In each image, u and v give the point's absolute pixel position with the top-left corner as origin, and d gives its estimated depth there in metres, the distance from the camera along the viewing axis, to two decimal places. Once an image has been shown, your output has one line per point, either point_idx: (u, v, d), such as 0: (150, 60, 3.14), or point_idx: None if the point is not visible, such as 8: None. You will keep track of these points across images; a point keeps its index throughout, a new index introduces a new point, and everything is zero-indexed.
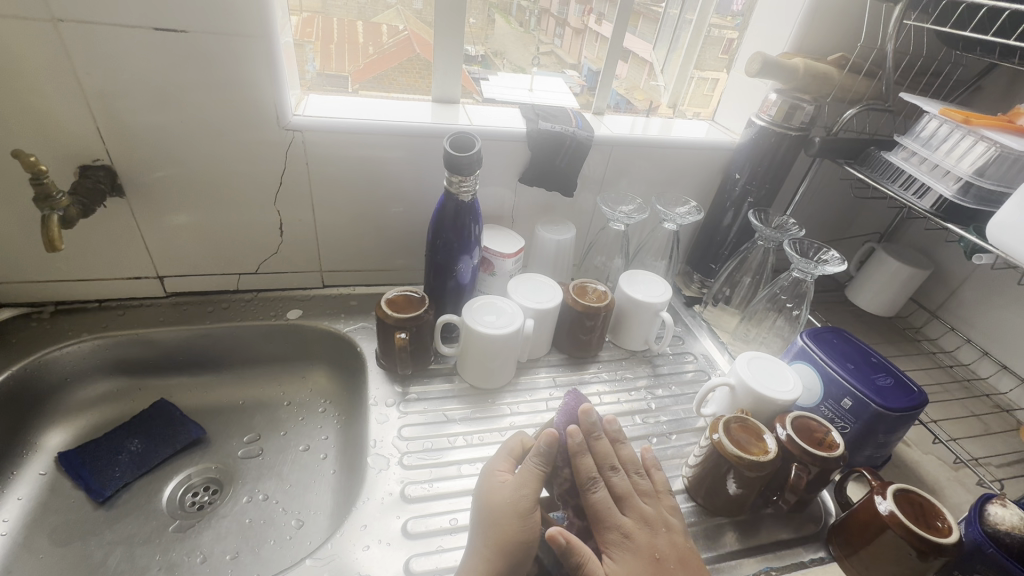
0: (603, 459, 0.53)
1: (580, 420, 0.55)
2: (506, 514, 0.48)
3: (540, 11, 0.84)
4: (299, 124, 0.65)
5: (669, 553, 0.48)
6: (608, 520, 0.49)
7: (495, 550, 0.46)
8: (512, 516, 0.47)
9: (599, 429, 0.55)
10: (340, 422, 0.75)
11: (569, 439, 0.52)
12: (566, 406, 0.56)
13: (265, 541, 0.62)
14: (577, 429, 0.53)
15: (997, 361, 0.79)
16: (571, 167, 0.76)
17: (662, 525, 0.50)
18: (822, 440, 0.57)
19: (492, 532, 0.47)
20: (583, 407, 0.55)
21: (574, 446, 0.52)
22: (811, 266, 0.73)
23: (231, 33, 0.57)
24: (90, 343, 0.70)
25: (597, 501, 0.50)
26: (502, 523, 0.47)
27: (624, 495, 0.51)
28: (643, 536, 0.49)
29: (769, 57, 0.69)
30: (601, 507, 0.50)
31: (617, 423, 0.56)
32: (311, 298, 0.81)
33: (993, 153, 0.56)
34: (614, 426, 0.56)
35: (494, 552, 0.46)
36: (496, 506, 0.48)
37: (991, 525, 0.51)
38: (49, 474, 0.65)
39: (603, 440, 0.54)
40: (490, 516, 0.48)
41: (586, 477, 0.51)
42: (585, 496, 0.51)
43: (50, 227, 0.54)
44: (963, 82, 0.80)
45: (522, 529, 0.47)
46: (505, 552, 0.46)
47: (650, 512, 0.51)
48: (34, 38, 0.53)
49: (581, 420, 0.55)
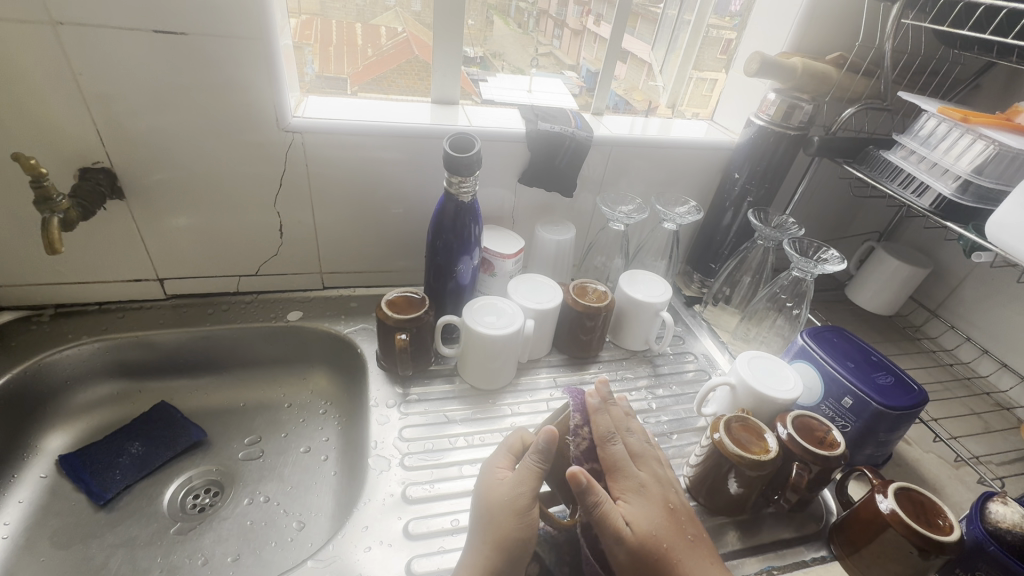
0: (620, 420, 0.53)
1: (597, 387, 0.55)
2: (502, 512, 0.47)
3: (539, 12, 0.84)
4: (298, 126, 0.65)
5: (680, 506, 0.49)
6: (625, 470, 0.50)
7: (491, 548, 0.46)
8: (508, 515, 0.47)
9: (617, 397, 0.56)
10: (340, 423, 0.75)
11: (589, 400, 0.54)
12: (571, 401, 0.54)
13: (266, 543, 0.62)
14: (597, 391, 0.54)
15: (997, 359, 0.79)
16: (570, 167, 0.76)
17: (673, 484, 0.51)
18: (822, 438, 0.57)
19: (489, 529, 0.47)
20: (598, 378, 0.55)
21: (592, 407, 0.53)
22: (811, 265, 0.73)
23: (232, 35, 0.58)
24: (90, 346, 0.70)
25: (615, 453, 0.50)
26: (498, 520, 0.47)
27: (640, 452, 0.52)
28: (657, 489, 0.49)
29: (767, 57, 0.69)
30: (618, 461, 0.50)
31: (627, 401, 0.56)
32: (311, 300, 0.81)
33: (991, 151, 0.56)
34: (624, 401, 0.56)
35: (491, 550, 0.46)
36: (493, 502, 0.48)
37: (992, 523, 0.51)
38: (49, 477, 0.65)
39: (618, 407, 0.55)
40: (487, 513, 0.48)
41: (606, 432, 0.52)
42: (604, 449, 0.51)
43: (50, 230, 0.54)
44: (961, 81, 0.80)
45: (517, 527, 0.47)
46: (502, 550, 0.46)
47: (662, 471, 0.51)
48: (34, 41, 0.53)
49: (601, 385, 0.55)
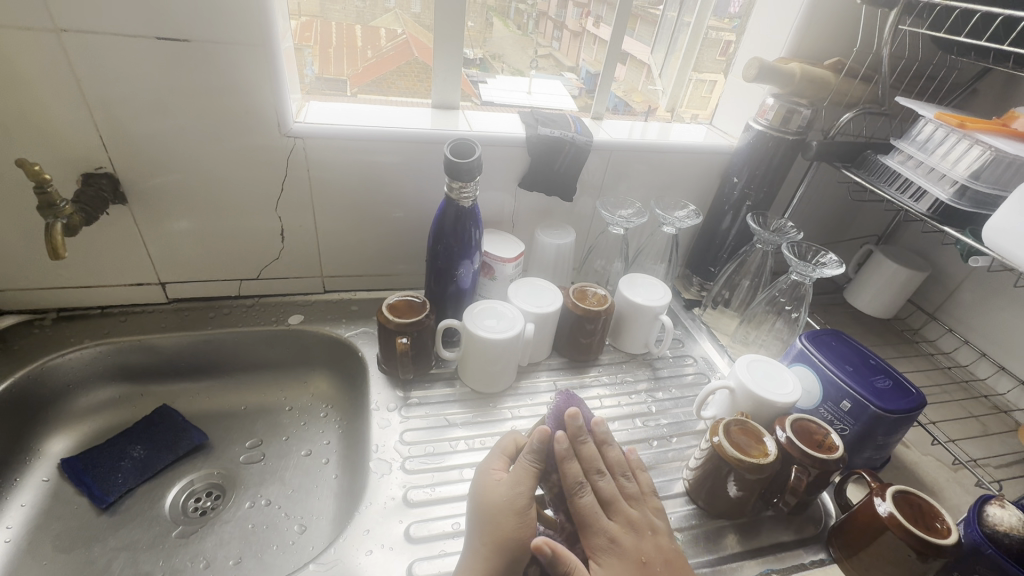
0: (589, 463, 0.52)
1: (567, 425, 0.53)
2: (501, 512, 0.48)
3: (538, 14, 0.85)
4: (299, 131, 0.66)
5: (655, 557, 0.48)
6: (595, 524, 0.49)
7: (491, 549, 0.46)
8: (506, 516, 0.48)
9: (585, 432, 0.53)
10: (341, 426, 0.75)
11: (557, 446, 0.51)
12: (557, 406, 0.56)
13: (268, 546, 0.62)
14: (565, 436, 0.51)
15: (995, 362, 0.79)
16: (570, 170, 0.76)
17: (648, 529, 0.50)
18: (821, 441, 0.58)
19: (489, 530, 0.47)
20: (570, 411, 0.53)
21: (561, 453, 0.51)
22: (810, 269, 0.73)
23: (234, 41, 0.58)
24: (91, 350, 0.70)
25: (585, 506, 0.49)
26: (496, 521, 0.48)
27: (610, 499, 0.51)
28: (630, 541, 0.48)
29: (766, 62, 0.70)
30: (588, 512, 0.49)
31: (605, 425, 0.55)
32: (312, 303, 0.81)
33: (988, 156, 0.56)
34: (602, 428, 0.55)
35: (491, 552, 0.46)
36: (491, 504, 0.48)
37: (990, 526, 0.52)
38: (51, 480, 0.65)
39: (589, 443, 0.53)
40: (486, 514, 0.48)
41: (574, 481, 0.50)
42: (572, 500, 0.50)
43: (53, 235, 0.54)
44: (958, 85, 0.81)
45: (517, 527, 0.47)
46: (502, 551, 0.46)
47: (636, 516, 0.50)
48: (35, 47, 0.53)
49: (569, 424, 0.53)
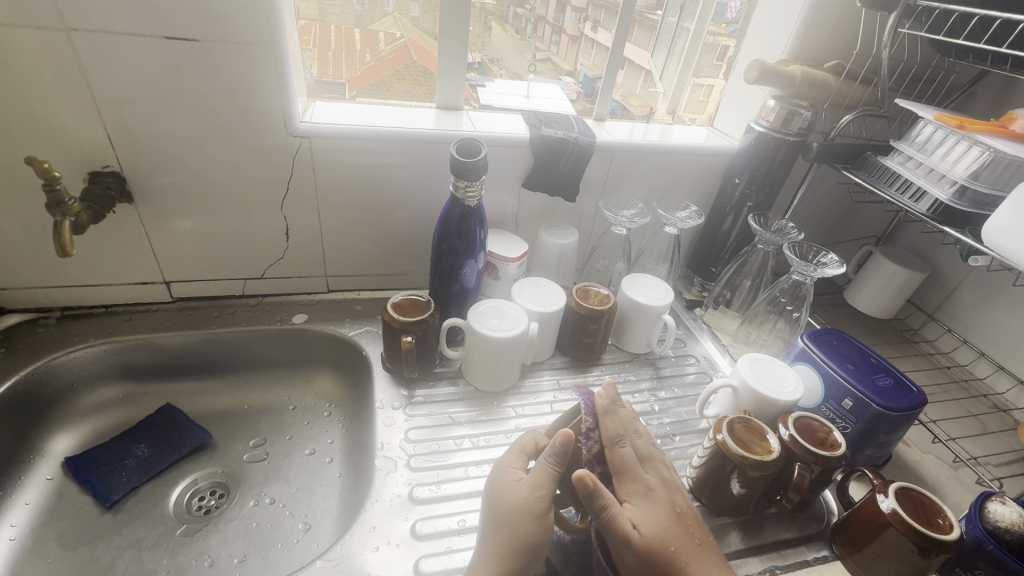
0: (627, 422, 0.54)
1: (603, 392, 0.55)
2: (520, 515, 0.48)
3: (536, 19, 0.85)
4: (306, 131, 0.66)
5: (687, 508, 0.50)
6: (634, 473, 0.50)
7: (507, 551, 0.46)
8: (527, 520, 0.47)
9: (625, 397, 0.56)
10: (345, 425, 0.75)
11: (598, 401, 0.54)
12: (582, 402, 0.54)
13: (272, 545, 0.62)
14: (605, 392, 0.54)
15: (994, 362, 0.80)
16: (573, 171, 0.77)
17: (679, 486, 0.52)
18: (824, 439, 0.58)
19: (506, 532, 0.47)
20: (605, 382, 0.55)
21: (602, 407, 0.53)
22: (811, 269, 0.74)
23: (242, 42, 0.58)
24: (96, 349, 0.70)
25: (624, 456, 0.51)
26: (515, 524, 0.47)
27: (647, 454, 0.52)
28: (664, 492, 0.50)
29: (767, 65, 0.70)
30: (626, 462, 0.51)
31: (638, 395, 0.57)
32: (316, 303, 0.81)
33: (987, 157, 0.57)
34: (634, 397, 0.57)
35: (507, 555, 0.46)
36: (511, 505, 0.48)
37: (991, 522, 0.52)
38: (55, 479, 0.65)
39: (625, 407, 0.55)
40: (504, 516, 0.48)
41: (614, 434, 0.52)
42: (611, 451, 0.51)
43: (62, 233, 0.54)
44: (956, 89, 0.82)
45: (539, 532, 0.47)
46: (518, 552, 0.46)
47: (669, 474, 0.52)
48: (45, 46, 0.54)
49: (607, 389, 0.55)
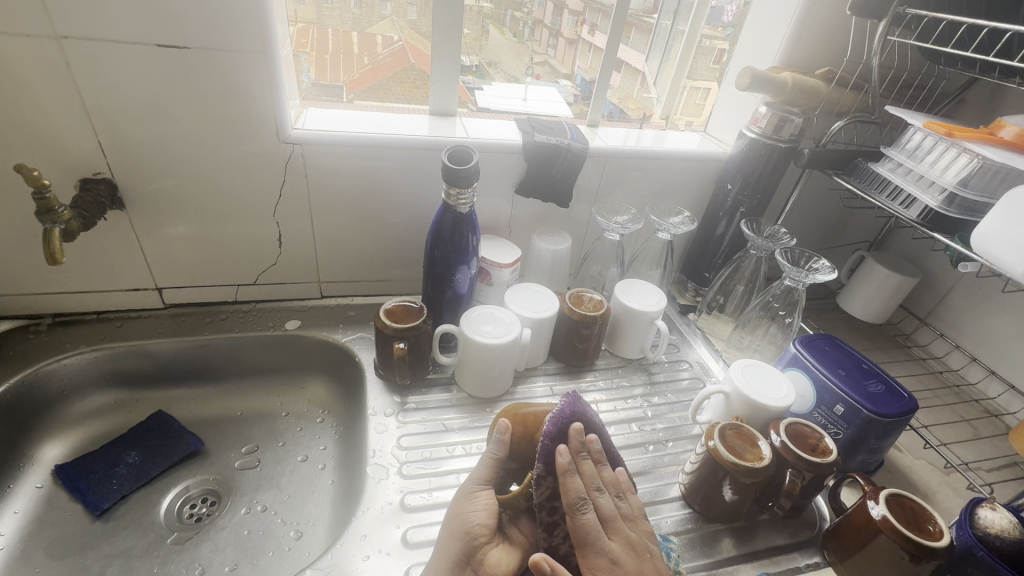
0: (591, 480, 0.49)
1: (568, 440, 0.50)
2: (460, 499, 0.49)
3: (533, 22, 0.86)
4: (298, 137, 0.66)
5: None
6: (597, 544, 0.45)
7: (448, 536, 0.47)
8: (458, 500, 0.49)
9: (587, 448, 0.51)
10: (338, 431, 0.75)
11: (557, 457, 0.49)
12: (562, 406, 0.52)
13: (263, 553, 0.62)
14: (565, 448, 0.49)
15: (986, 367, 0.80)
16: (566, 177, 0.77)
17: (647, 551, 0.47)
18: (815, 446, 0.58)
19: (450, 518, 0.48)
20: (575, 424, 0.50)
21: (562, 466, 0.48)
22: (802, 274, 0.73)
23: (232, 49, 0.58)
24: (88, 355, 0.70)
25: (586, 523, 0.46)
26: (459, 507, 0.49)
27: (611, 517, 0.48)
28: (631, 561, 0.45)
29: (758, 71, 0.71)
30: (587, 530, 0.46)
31: (601, 444, 0.51)
32: (309, 309, 0.81)
33: (975, 164, 0.57)
34: (597, 446, 0.51)
35: (447, 538, 0.47)
36: (457, 495, 0.50)
37: (981, 529, 0.52)
38: (45, 487, 0.64)
39: (589, 460, 0.50)
40: (455, 501, 0.50)
41: (575, 498, 0.47)
42: (573, 517, 0.46)
43: (51, 240, 0.54)
44: (947, 95, 0.82)
45: (475, 512, 0.48)
46: (456, 537, 0.46)
47: (635, 537, 0.47)
48: (35, 54, 0.54)
49: (571, 439, 0.50)
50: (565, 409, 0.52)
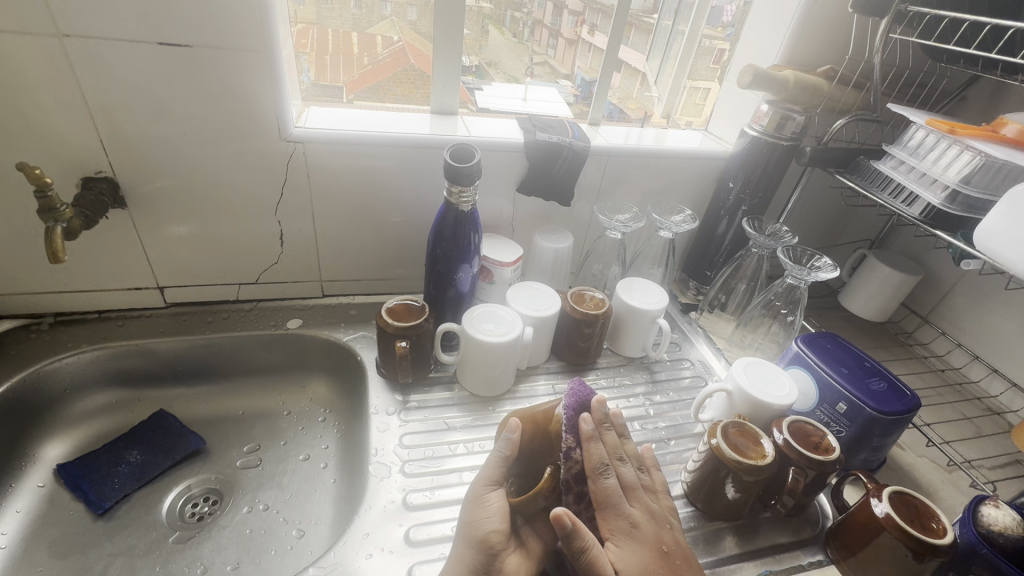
0: (613, 449, 0.51)
1: (593, 410, 0.52)
2: (473, 504, 0.48)
3: (533, 22, 0.86)
4: (300, 136, 0.66)
5: (674, 547, 0.48)
6: (619, 507, 0.48)
7: (466, 545, 0.46)
8: (469, 506, 0.48)
9: (610, 420, 0.53)
10: (339, 430, 0.75)
11: (582, 425, 0.50)
12: (571, 395, 0.52)
13: (266, 551, 0.62)
14: (590, 417, 0.50)
15: (987, 365, 0.80)
16: (568, 175, 0.77)
17: (666, 521, 0.50)
18: (818, 443, 0.58)
19: (467, 526, 0.47)
20: (598, 396, 0.52)
21: (587, 433, 0.50)
22: (804, 272, 0.73)
23: (236, 47, 0.58)
24: (89, 354, 0.70)
25: (609, 488, 0.48)
26: (475, 512, 0.48)
27: (632, 485, 0.50)
28: (650, 527, 0.48)
29: (759, 70, 0.71)
30: (610, 494, 0.48)
31: (623, 418, 0.54)
32: (310, 308, 0.81)
33: (977, 162, 0.57)
34: (619, 420, 0.54)
35: (465, 546, 0.46)
36: (469, 498, 0.49)
37: (985, 526, 0.52)
38: (47, 486, 0.64)
39: (612, 431, 0.52)
40: (468, 505, 0.49)
41: (599, 463, 0.49)
42: (595, 482, 0.48)
43: (53, 239, 0.54)
44: (947, 94, 0.83)
45: (489, 519, 0.47)
46: (476, 547, 0.46)
47: (655, 506, 0.50)
48: (37, 53, 0.54)
49: (595, 410, 0.52)
50: (573, 395, 0.52)
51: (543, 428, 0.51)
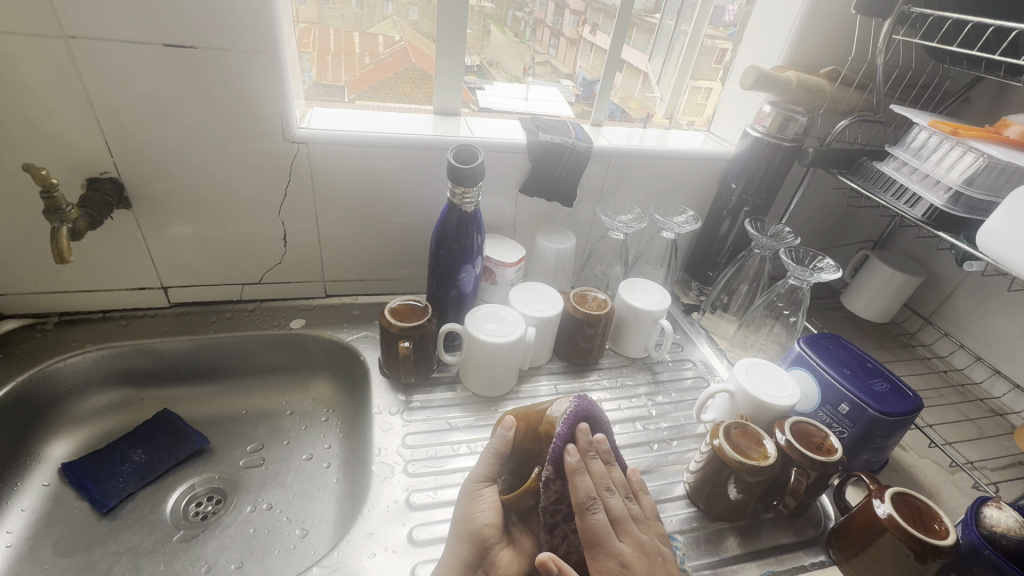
0: (600, 480, 0.48)
1: (577, 439, 0.49)
2: (466, 502, 0.49)
3: (535, 22, 0.86)
4: (303, 136, 0.66)
5: None
6: (608, 545, 0.45)
7: (460, 542, 0.47)
8: (462, 499, 0.50)
9: (595, 447, 0.49)
10: (342, 430, 0.75)
11: (568, 457, 0.47)
12: (571, 407, 0.51)
13: (269, 550, 0.62)
14: (576, 449, 0.47)
15: (990, 366, 0.80)
16: (570, 176, 0.77)
17: (659, 555, 0.47)
18: (820, 444, 0.58)
19: (460, 524, 0.48)
20: (582, 425, 0.49)
21: (572, 466, 0.47)
22: (807, 273, 0.73)
23: (239, 49, 0.59)
24: (93, 354, 0.70)
25: (597, 524, 0.45)
26: (470, 509, 0.49)
27: (620, 518, 0.47)
28: (642, 564, 0.45)
29: (762, 70, 0.71)
30: (598, 531, 0.45)
31: (609, 444, 0.50)
32: (313, 308, 0.81)
33: (981, 163, 0.57)
34: (605, 446, 0.50)
35: (458, 542, 0.47)
36: (462, 496, 0.50)
37: (987, 527, 0.52)
38: (52, 485, 0.65)
39: (598, 460, 0.49)
40: (461, 501, 0.50)
41: (585, 498, 0.46)
42: (582, 518, 0.46)
43: (59, 239, 0.54)
44: (951, 94, 0.83)
45: (482, 512, 0.48)
46: (469, 541, 0.47)
47: (646, 539, 0.47)
48: (42, 55, 0.54)
49: (579, 439, 0.49)
50: (572, 412, 0.50)
51: (534, 430, 0.51)
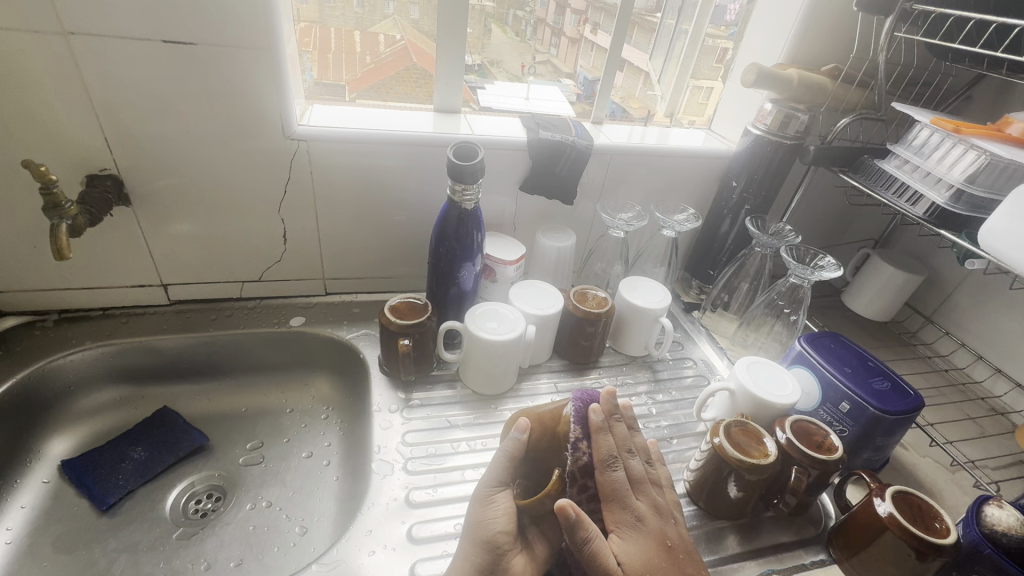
0: (621, 442, 0.50)
1: (602, 402, 0.51)
2: (479, 507, 0.49)
3: (536, 21, 0.86)
4: (303, 134, 0.66)
5: (678, 542, 0.48)
6: (626, 500, 0.48)
7: (474, 549, 0.46)
8: (475, 506, 0.49)
9: (620, 412, 0.52)
10: (342, 428, 0.75)
11: (592, 416, 0.49)
12: (573, 409, 0.49)
13: (269, 548, 0.62)
14: (601, 407, 0.50)
15: (991, 365, 0.80)
16: (571, 175, 0.77)
17: (670, 515, 0.50)
18: (821, 443, 0.58)
19: (473, 531, 0.47)
20: (607, 388, 0.52)
21: (595, 424, 0.49)
22: (808, 272, 0.73)
23: (239, 46, 0.59)
24: (93, 351, 0.70)
25: (616, 480, 0.48)
26: (484, 514, 0.48)
27: (639, 479, 0.50)
28: (655, 522, 0.48)
29: (764, 68, 0.70)
30: (617, 487, 0.48)
31: (632, 410, 0.53)
32: (313, 306, 0.81)
33: (983, 161, 0.57)
34: (629, 412, 0.53)
35: (473, 550, 0.46)
36: (476, 500, 0.49)
37: (988, 527, 0.52)
38: (51, 482, 0.65)
39: (622, 423, 0.52)
40: (475, 507, 0.49)
41: (608, 455, 0.48)
42: (604, 473, 0.48)
43: (59, 236, 0.54)
44: (952, 93, 0.82)
45: (495, 519, 0.47)
46: (484, 548, 0.46)
47: (661, 501, 0.50)
48: (43, 51, 0.54)
49: (604, 401, 0.51)
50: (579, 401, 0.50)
51: (551, 431, 0.49)
